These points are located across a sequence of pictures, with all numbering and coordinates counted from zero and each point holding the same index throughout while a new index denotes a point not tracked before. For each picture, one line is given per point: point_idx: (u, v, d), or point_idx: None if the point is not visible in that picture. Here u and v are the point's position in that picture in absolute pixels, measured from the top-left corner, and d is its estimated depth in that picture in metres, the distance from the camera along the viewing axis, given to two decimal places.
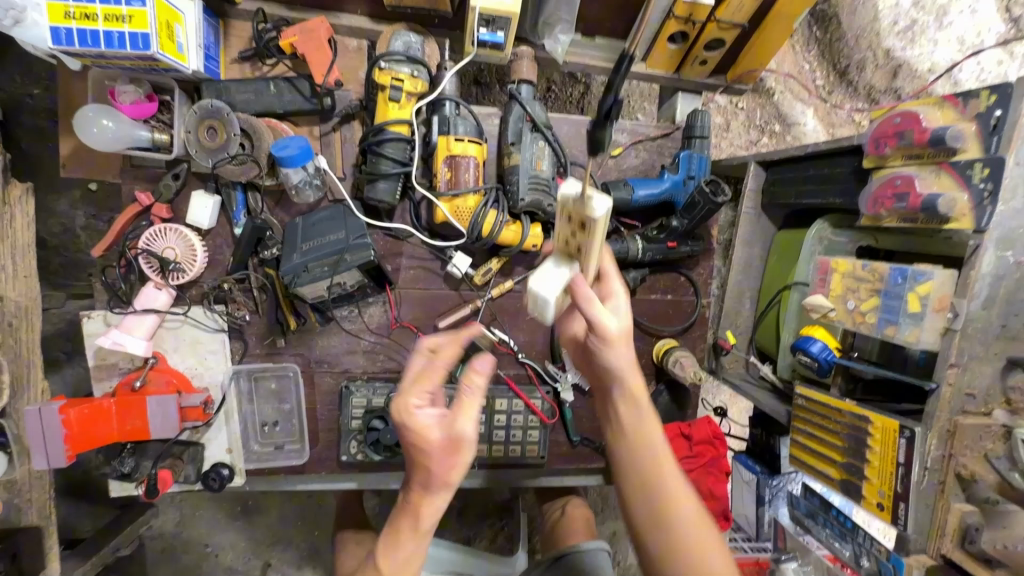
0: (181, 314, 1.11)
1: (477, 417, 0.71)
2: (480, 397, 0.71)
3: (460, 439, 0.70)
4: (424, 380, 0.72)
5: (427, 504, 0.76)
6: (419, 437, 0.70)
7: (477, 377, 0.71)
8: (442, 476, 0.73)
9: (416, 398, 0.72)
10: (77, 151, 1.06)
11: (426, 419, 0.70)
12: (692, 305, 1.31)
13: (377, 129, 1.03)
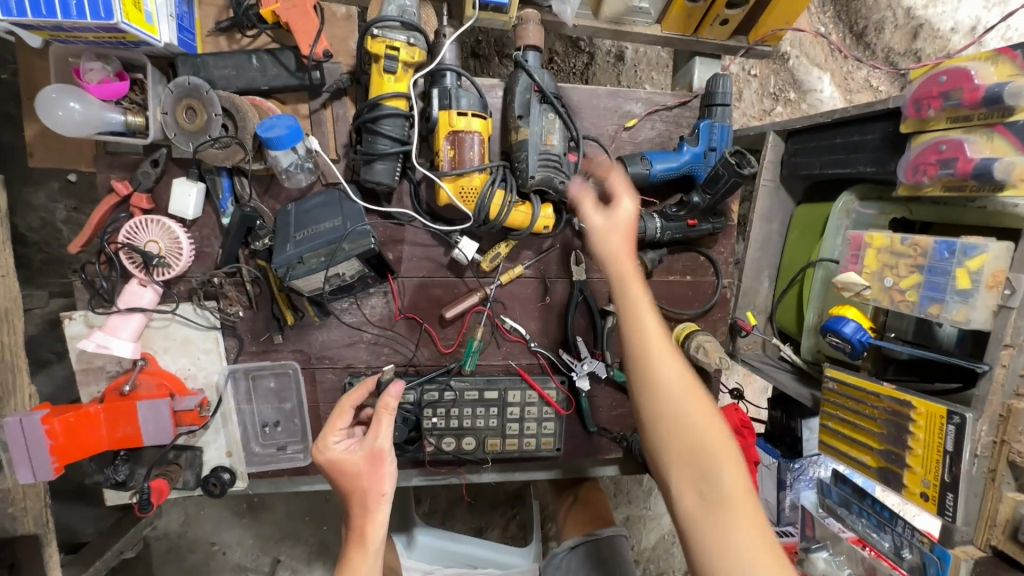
0: (170, 312, 1.04)
1: (391, 429, 0.89)
2: (393, 413, 0.89)
3: (380, 450, 0.87)
4: (337, 418, 0.91)
5: (370, 523, 0.86)
6: (341, 459, 0.86)
7: (388, 399, 0.88)
8: (373, 488, 0.86)
9: (333, 431, 0.89)
10: (45, 138, 0.97)
11: (343, 445, 0.88)
12: (712, 286, 1.23)
13: (372, 104, 0.94)
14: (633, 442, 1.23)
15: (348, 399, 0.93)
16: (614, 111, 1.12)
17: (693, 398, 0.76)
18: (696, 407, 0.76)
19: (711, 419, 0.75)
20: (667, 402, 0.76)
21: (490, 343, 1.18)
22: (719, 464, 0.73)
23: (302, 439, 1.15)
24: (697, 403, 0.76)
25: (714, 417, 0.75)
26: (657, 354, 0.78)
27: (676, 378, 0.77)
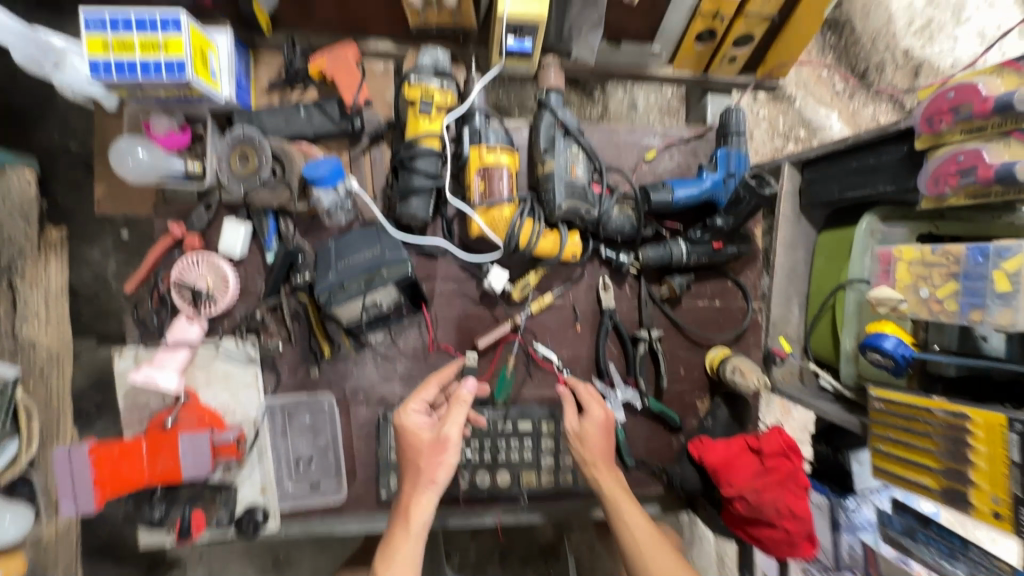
0: (213, 347, 1.08)
1: (461, 424, 1.00)
2: (466, 406, 1.01)
3: (445, 438, 0.99)
4: (422, 391, 1.05)
5: (416, 501, 0.97)
6: (413, 431, 1.01)
7: (461, 395, 1.01)
8: (431, 470, 0.98)
9: (416, 402, 1.04)
10: (111, 188, 1.07)
11: (417, 419, 1.02)
12: (742, 311, 1.23)
13: (409, 143, 1.02)
14: (674, 475, 1.18)
15: (439, 376, 1.07)
16: (634, 144, 1.18)
17: (635, 514, 1.00)
18: (654, 545, 0.97)
19: (656, 541, 0.98)
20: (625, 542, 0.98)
21: (522, 374, 1.18)
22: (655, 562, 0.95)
23: (336, 476, 1.14)
24: (642, 526, 0.99)
25: (664, 550, 0.97)
26: (620, 504, 1.02)
27: (620, 500, 1.02)
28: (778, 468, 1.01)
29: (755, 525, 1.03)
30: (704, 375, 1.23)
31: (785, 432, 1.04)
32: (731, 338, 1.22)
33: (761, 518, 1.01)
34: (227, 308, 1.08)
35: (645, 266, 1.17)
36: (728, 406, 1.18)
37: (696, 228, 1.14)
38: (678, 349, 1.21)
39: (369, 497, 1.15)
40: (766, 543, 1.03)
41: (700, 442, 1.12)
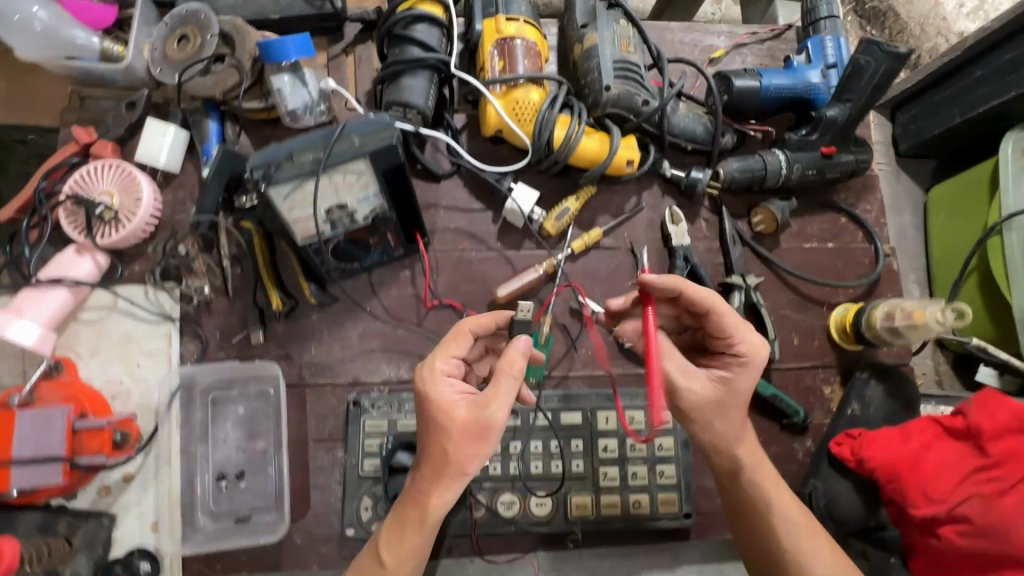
0: (111, 296, 0.74)
1: (513, 404, 0.56)
2: (518, 380, 0.56)
3: (489, 427, 0.55)
4: (453, 342, 0.60)
5: (433, 497, 0.57)
6: (439, 412, 0.56)
7: (515, 358, 0.55)
8: (457, 465, 0.56)
9: (444, 361, 0.59)
10: (13, 92, 0.81)
11: (452, 394, 0.57)
12: (869, 255, 0.87)
13: (402, 8, 0.76)
14: (812, 499, 0.74)
15: (472, 325, 0.61)
16: (695, 45, 0.90)
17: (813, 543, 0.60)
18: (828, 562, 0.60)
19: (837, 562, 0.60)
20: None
21: (561, 344, 0.81)
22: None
23: (278, 503, 0.73)
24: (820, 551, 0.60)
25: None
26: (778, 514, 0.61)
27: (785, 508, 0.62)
28: (1013, 458, 0.59)
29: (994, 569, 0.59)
30: (827, 346, 0.84)
31: (1004, 396, 0.62)
32: (856, 289, 0.85)
33: (1002, 552, 0.58)
34: (139, 242, 0.76)
35: (728, 188, 0.84)
36: (881, 385, 0.77)
37: (796, 131, 0.83)
38: (785, 307, 0.84)
39: (328, 537, 0.73)
40: None
41: (848, 437, 0.72)
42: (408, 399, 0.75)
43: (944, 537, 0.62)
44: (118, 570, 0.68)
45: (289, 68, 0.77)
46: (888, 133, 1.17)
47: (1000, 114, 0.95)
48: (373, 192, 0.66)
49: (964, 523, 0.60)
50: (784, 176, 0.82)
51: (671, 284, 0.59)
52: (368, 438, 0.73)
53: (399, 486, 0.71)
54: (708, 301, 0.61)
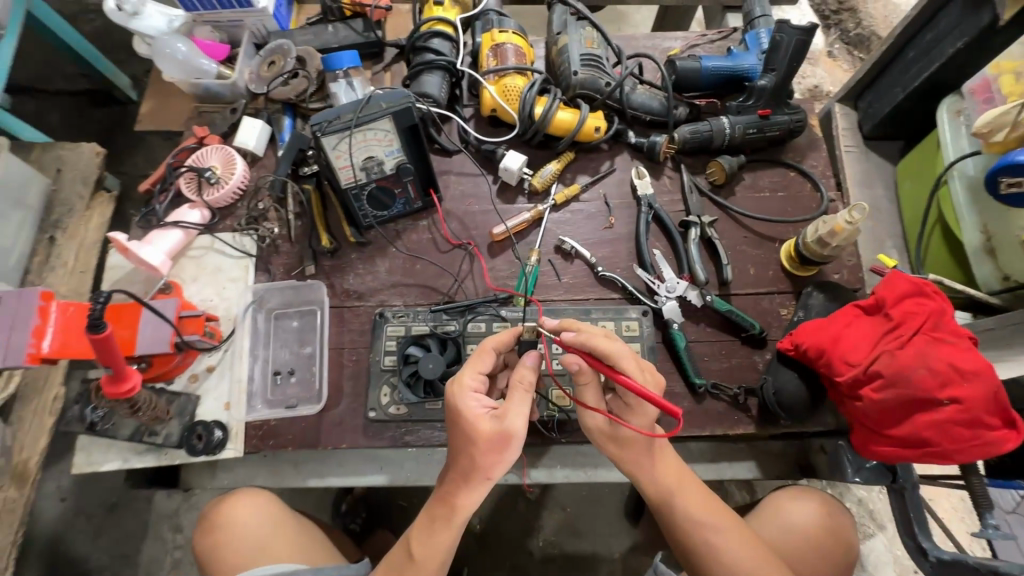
0: (210, 239, 1.00)
1: (529, 413, 0.62)
2: (530, 392, 0.62)
3: (511, 435, 0.61)
4: (476, 360, 0.67)
5: (461, 497, 0.64)
6: (466, 428, 0.62)
7: (526, 372, 0.62)
8: (484, 471, 0.62)
9: (472, 378, 0.65)
10: (156, 111, 1.15)
11: (478, 408, 0.63)
12: (816, 200, 1.02)
13: (424, 30, 1.07)
14: (764, 391, 0.85)
15: (489, 346, 0.67)
16: (655, 48, 1.15)
17: (685, 495, 0.72)
18: (707, 512, 0.72)
19: (710, 509, 0.72)
20: (670, 522, 0.73)
21: (548, 274, 0.98)
22: (717, 537, 0.71)
23: (318, 394, 0.92)
24: (694, 501, 0.72)
25: (726, 520, 0.72)
26: (665, 490, 0.72)
27: (672, 483, 0.72)
28: (912, 317, 0.70)
29: (910, 415, 0.68)
30: (781, 274, 0.96)
31: (905, 274, 0.74)
32: (804, 225, 1.00)
33: (910, 397, 0.68)
34: (232, 202, 1.03)
35: (683, 148, 1.02)
36: (824, 295, 0.89)
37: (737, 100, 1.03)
38: (740, 244, 0.99)
39: (355, 421, 0.90)
40: (942, 443, 0.66)
41: (789, 335, 0.83)
42: (423, 311, 0.94)
43: (865, 397, 0.71)
44: (198, 434, 0.87)
45: (344, 76, 1.06)
46: (853, 122, 1.24)
47: (938, 82, 1.05)
48: (396, 148, 0.91)
49: (878, 379, 0.70)
50: (729, 134, 1.00)
51: (609, 352, 0.62)
52: (389, 339, 0.92)
53: (413, 373, 0.88)
54: (611, 359, 0.61)
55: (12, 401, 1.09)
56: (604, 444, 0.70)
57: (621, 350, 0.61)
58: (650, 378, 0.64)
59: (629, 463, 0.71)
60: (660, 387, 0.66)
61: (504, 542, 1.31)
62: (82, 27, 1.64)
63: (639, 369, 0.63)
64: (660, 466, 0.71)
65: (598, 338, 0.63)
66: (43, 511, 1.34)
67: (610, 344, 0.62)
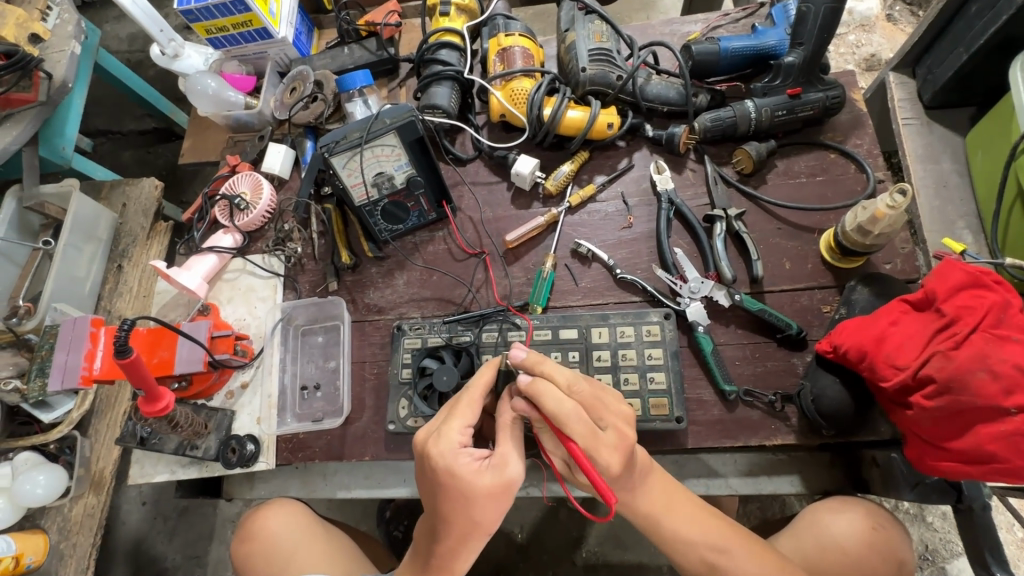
0: (242, 261, 1.06)
1: (521, 456, 0.64)
2: (519, 431, 0.65)
3: (511, 483, 0.61)
4: (465, 413, 0.65)
5: (457, 559, 0.64)
6: (464, 486, 0.61)
7: (508, 412, 0.66)
8: (484, 525, 0.62)
9: (461, 433, 0.63)
10: (198, 144, 1.24)
11: (473, 463, 0.62)
12: (860, 183, 0.92)
13: (432, 42, 1.08)
14: (802, 398, 0.78)
15: (474, 394, 0.66)
16: (674, 34, 1.10)
17: (696, 525, 0.70)
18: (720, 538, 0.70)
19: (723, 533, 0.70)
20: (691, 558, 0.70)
21: (565, 279, 0.95)
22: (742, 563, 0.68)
23: (341, 408, 0.94)
24: (705, 526, 0.70)
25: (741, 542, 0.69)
26: (673, 515, 0.70)
27: (676, 507, 0.70)
28: (969, 312, 0.60)
29: (969, 427, 0.60)
30: (822, 267, 0.88)
31: (961, 262, 0.64)
32: (845, 211, 0.91)
33: (969, 405, 0.59)
34: (261, 225, 1.07)
35: (705, 137, 0.95)
36: (869, 289, 0.79)
37: (762, 81, 0.96)
38: (773, 236, 0.91)
39: (376, 434, 0.92)
40: (1010, 458, 0.58)
41: (829, 335, 0.75)
42: (440, 323, 0.94)
43: (916, 405, 0.63)
44: (232, 447, 0.92)
45: (359, 95, 1.09)
46: (911, 91, 1.11)
47: (1012, 37, 0.90)
48: (404, 162, 0.91)
49: (930, 385, 0.61)
50: (755, 119, 0.92)
51: (558, 413, 0.61)
52: (406, 351, 0.92)
53: (428, 385, 0.88)
54: (559, 420, 0.61)
55: (88, 414, 1.11)
56: (569, 476, 0.73)
57: (569, 410, 0.61)
58: (604, 439, 0.62)
59: (629, 494, 0.69)
60: (621, 445, 0.62)
61: (546, 551, 1.27)
62: (145, 72, 1.80)
63: (589, 436, 0.62)
64: (659, 489, 0.70)
65: (548, 394, 0.61)
66: (127, 514, 1.46)
67: (557, 408, 0.61)
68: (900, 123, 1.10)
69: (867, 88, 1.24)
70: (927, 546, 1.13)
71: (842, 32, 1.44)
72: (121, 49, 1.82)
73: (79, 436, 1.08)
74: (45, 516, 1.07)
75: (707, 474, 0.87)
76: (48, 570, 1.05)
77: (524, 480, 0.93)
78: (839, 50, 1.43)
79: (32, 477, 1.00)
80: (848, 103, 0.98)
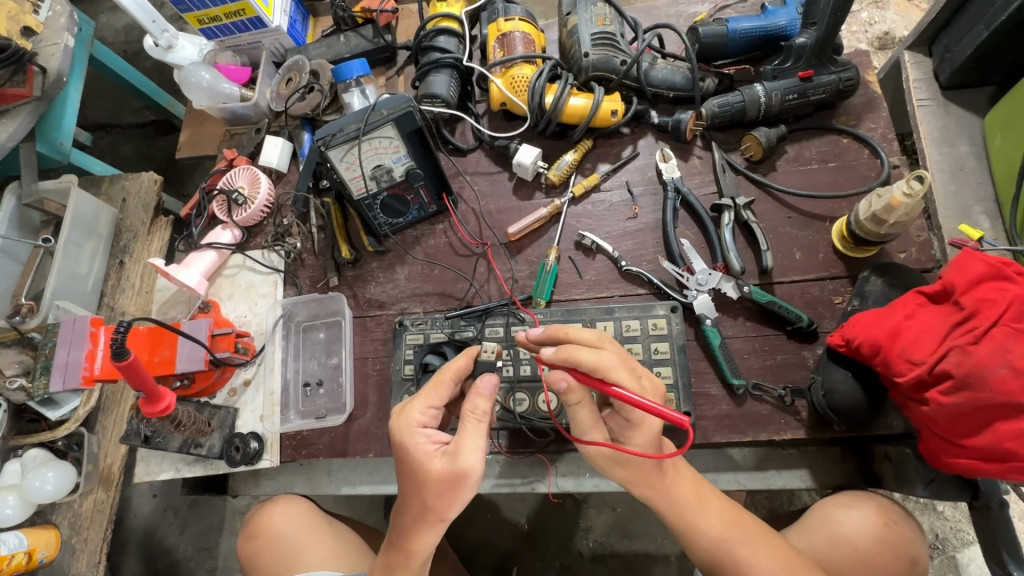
0: (241, 257, 1.04)
1: (481, 447, 0.60)
2: (483, 422, 0.61)
3: (463, 474, 0.59)
4: (431, 394, 0.65)
5: (415, 541, 0.63)
6: (416, 465, 0.61)
7: (476, 401, 0.60)
8: (437, 511, 0.61)
9: (421, 413, 0.64)
10: (195, 137, 1.22)
11: (427, 445, 0.62)
12: (874, 169, 0.89)
13: (430, 28, 1.05)
14: (813, 392, 0.76)
15: (444, 377, 0.65)
16: (680, 15, 1.06)
17: (704, 514, 0.68)
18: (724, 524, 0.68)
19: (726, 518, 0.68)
20: (698, 545, 0.68)
21: (568, 272, 0.93)
22: (746, 551, 0.66)
23: (344, 404, 0.93)
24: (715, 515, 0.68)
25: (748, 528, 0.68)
26: (681, 502, 0.68)
27: (688, 497, 0.68)
28: (988, 306, 0.58)
29: (988, 424, 0.58)
30: (834, 257, 0.86)
31: (980, 252, 0.62)
32: (858, 199, 0.88)
33: (986, 402, 0.57)
34: (260, 220, 1.06)
35: (712, 123, 0.92)
36: (883, 281, 0.77)
37: (772, 64, 0.93)
38: (783, 225, 0.89)
39: (380, 430, 0.91)
40: None
41: (841, 328, 0.73)
42: (442, 318, 0.92)
43: (932, 401, 0.61)
44: (236, 445, 0.92)
45: (356, 85, 1.06)
46: (927, 71, 1.07)
47: None
48: (403, 154, 0.88)
49: (948, 380, 0.59)
50: (764, 104, 0.89)
51: (596, 363, 0.58)
52: (408, 348, 0.91)
53: (431, 381, 0.87)
54: (600, 371, 0.58)
55: (95, 410, 1.10)
56: (609, 466, 0.67)
57: (608, 360, 0.58)
58: (646, 382, 0.61)
59: (639, 485, 0.67)
60: (657, 390, 0.62)
61: (552, 541, 1.26)
62: (142, 63, 1.77)
63: (633, 377, 0.59)
64: (673, 480, 0.68)
65: (582, 349, 0.59)
66: (138, 506, 1.47)
67: (595, 357, 0.58)
68: (916, 104, 1.06)
69: (881, 69, 1.20)
70: (938, 535, 1.12)
71: (855, 9, 1.38)
72: (117, 41, 1.80)
73: (86, 433, 1.06)
74: (56, 511, 1.07)
75: (713, 467, 0.87)
76: (60, 565, 1.04)
77: (528, 475, 0.92)
78: (851, 28, 1.37)
79: (42, 474, 0.99)
80: (862, 85, 0.95)
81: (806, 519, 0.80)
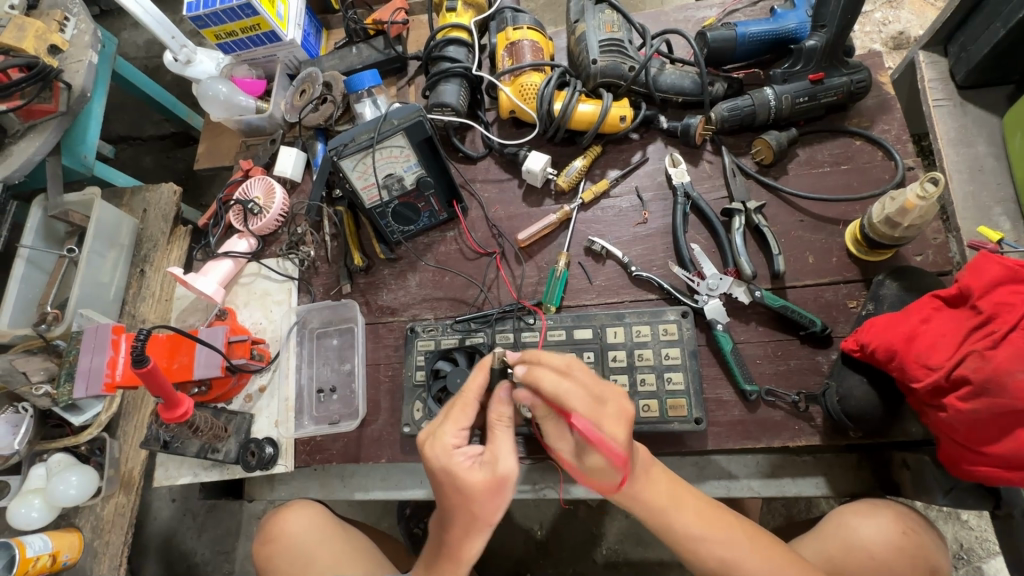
0: (258, 266, 1.06)
1: (514, 449, 0.62)
2: (511, 427, 0.63)
3: (505, 479, 0.60)
4: (458, 415, 0.64)
5: (466, 552, 0.63)
6: (459, 482, 0.61)
7: (501, 408, 0.63)
8: (485, 518, 0.61)
9: (453, 434, 0.63)
10: (213, 150, 1.25)
11: (465, 461, 0.62)
12: (889, 171, 0.88)
13: (439, 37, 1.07)
14: (827, 398, 0.75)
15: (467, 397, 0.64)
16: (688, 20, 1.06)
17: (680, 513, 0.66)
18: (703, 524, 0.66)
19: (724, 523, 0.67)
20: (697, 562, 0.66)
21: (579, 277, 0.93)
22: (745, 554, 0.65)
23: (357, 410, 0.94)
24: (694, 515, 0.66)
25: (732, 529, 0.66)
26: (662, 515, 0.66)
27: (662, 500, 0.66)
28: (1006, 310, 0.56)
29: (1009, 432, 0.57)
30: (848, 260, 0.85)
31: (997, 255, 0.60)
32: (872, 202, 0.87)
33: (1008, 408, 0.55)
34: (275, 229, 1.07)
35: (723, 127, 0.92)
36: (898, 286, 0.76)
37: (782, 67, 0.93)
38: (795, 229, 0.88)
39: (392, 436, 0.92)
40: None
41: (856, 332, 0.73)
42: (453, 324, 0.93)
43: (950, 407, 0.60)
44: (252, 450, 0.93)
45: (368, 95, 1.08)
46: (943, 71, 1.05)
47: None
48: (414, 162, 0.89)
49: (966, 386, 0.58)
50: (774, 107, 0.89)
51: (556, 393, 0.59)
52: (419, 354, 0.92)
53: (441, 387, 0.87)
54: (559, 398, 0.60)
55: (117, 416, 1.12)
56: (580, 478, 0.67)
57: (567, 389, 0.59)
58: (609, 407, 0.61)
59: (612, 493, 0.66)
60: (624, 415, 0.61)
61: (566, 549, 1.26)
62: (161, 77, 1.82)
63: (593, 406, 0.60)
64: (645, 486, 0.66)
65: (545, 375, 0.60)
66: (158, 511, 1.50)
67: (557, 385, 0.59)
68: (931, 105, 1.04)
69: (895, 70, 1.18)
70: (963, 545, 1.09)
71: (868, 10, 1.37)
72: (139, 56, 1.85)
73: (107, 437, 1.08)
74: (79, 514, 1.09)
75: (725, 476, 0.86)
76: (83, 567, 1.06)
77: (540, 482, 0.93)
78: (864, 29, 1.36)
79: (66, 477, 1.00)
80: (874, 86, 0.94)
81: (820, 527, 0.79)
